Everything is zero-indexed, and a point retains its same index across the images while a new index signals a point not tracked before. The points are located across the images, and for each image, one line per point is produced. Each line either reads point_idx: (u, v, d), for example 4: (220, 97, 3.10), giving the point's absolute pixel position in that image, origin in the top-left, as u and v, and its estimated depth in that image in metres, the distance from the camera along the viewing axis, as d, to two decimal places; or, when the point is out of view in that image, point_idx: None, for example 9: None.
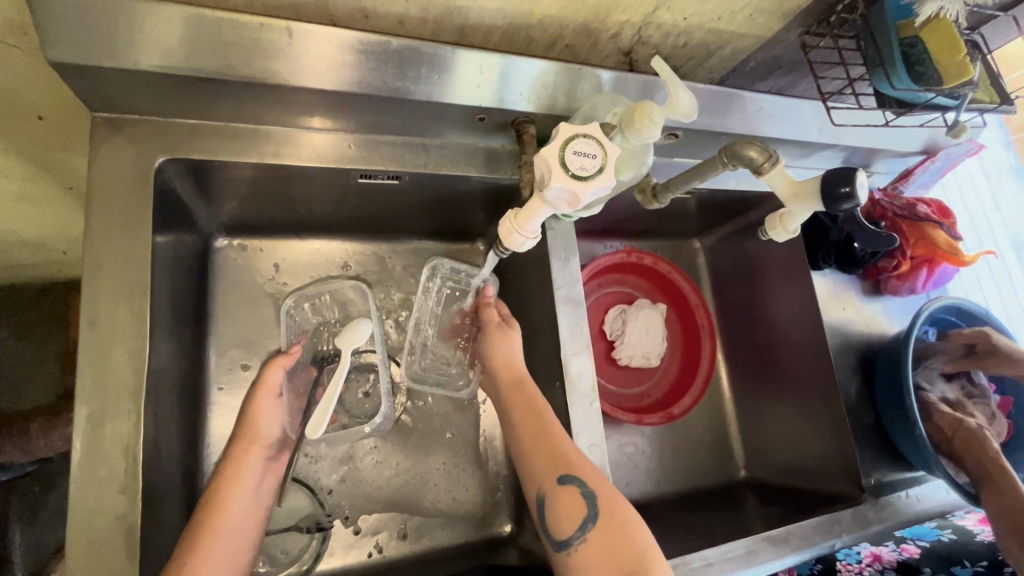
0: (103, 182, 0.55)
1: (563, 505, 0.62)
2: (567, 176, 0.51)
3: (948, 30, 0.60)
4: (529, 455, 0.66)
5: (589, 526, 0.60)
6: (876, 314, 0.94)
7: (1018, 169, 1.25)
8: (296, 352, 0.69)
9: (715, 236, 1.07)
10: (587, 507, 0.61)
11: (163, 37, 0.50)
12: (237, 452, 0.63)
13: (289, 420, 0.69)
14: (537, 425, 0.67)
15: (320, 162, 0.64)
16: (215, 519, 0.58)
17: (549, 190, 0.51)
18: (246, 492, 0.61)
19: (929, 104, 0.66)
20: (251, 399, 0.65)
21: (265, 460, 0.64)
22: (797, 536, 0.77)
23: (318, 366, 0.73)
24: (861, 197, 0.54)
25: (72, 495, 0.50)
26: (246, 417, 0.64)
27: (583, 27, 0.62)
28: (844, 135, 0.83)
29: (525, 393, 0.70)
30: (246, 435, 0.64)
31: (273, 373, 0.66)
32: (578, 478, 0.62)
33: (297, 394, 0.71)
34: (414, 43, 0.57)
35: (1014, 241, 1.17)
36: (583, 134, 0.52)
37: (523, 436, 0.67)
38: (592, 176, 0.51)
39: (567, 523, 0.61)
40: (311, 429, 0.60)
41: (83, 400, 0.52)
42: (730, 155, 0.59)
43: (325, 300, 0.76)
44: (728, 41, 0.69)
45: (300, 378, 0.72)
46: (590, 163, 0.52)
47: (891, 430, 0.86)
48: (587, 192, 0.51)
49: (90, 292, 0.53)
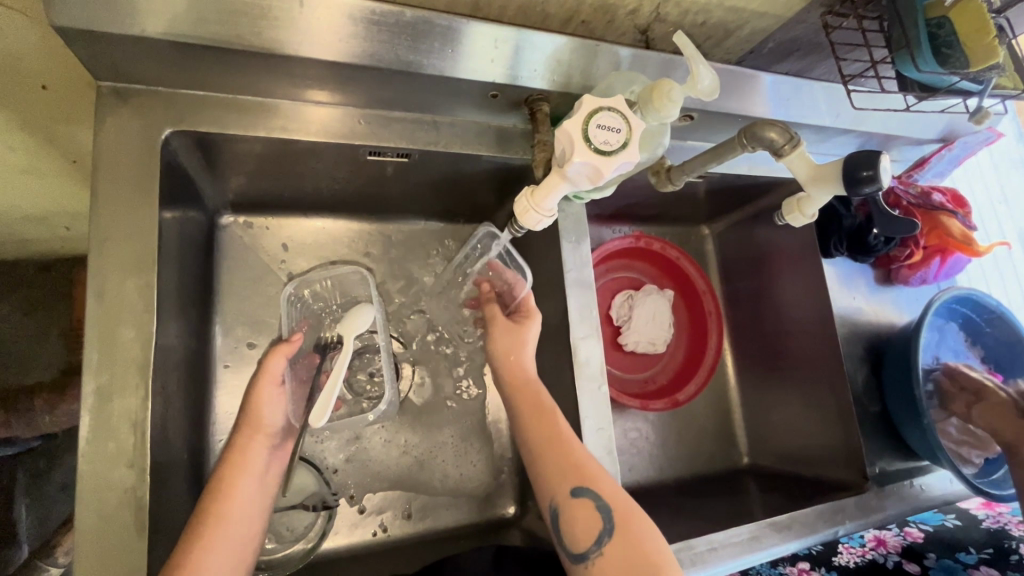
0: (108, 153, 0.54)
1: (577, 519, 0.61)
2: (590, 151, 0.50)
3: (977, 11, 0.58)
4: (543, 465, 0.65)
5: (605, 540, 0.59)
6: (886, 303, 0.93)
7: None
8: (297, 340, 0.66)
9: (724, 223, 1.06)
10: (603, 521, 0.60)
11: (169, 2, 0.49)
12: (241, 439, 0.62)
13: (293, 407, 0.67)
14: (547, 431, 0.66)
15: (328, 137, 0.62)
16: (219, 503, 0.57)
17: (571, 165, 0.50)
18: (256, 476, 0.61)
19: (952, 88, 0.65)
20: (254, 386, 0.64)
21: (269, 448, 0.64)
22: (800, 523, 0.77)
23: (320, 352, 0.72)
24: (883, 181, 0.53)
25: (80, 469, 0.50)
26: (248, 406, 0.63)
27: (602, 2, 0.60)
28: (861, 120, 0.82)
29: (538, 400, 0.68)
30: (249, 421, 0.63)
31: (274, 362, 0.64)
32: (592, 491, 0.62)
33: (300, 380, 0.69)
34: (427, 15, 0.56)
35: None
36: (607, 106, 0.51)
37: (533, 442, 0.66)
38: (615, 151, 0.50)
39: (582, 537, 0.60)
40: (313, 417, 0.59)
41: (90, 374, 0.51)
42: (749, 137, 0.57)
43: (325, 285, 0.74)
44: (748, 20, 0.67)
45: (302, 365, 0.70)
46: (614, 137, 0.50)
47: (898, 420, 0.86)
48: (610, 168, 0.50)
49: (97, 265, 0.52)
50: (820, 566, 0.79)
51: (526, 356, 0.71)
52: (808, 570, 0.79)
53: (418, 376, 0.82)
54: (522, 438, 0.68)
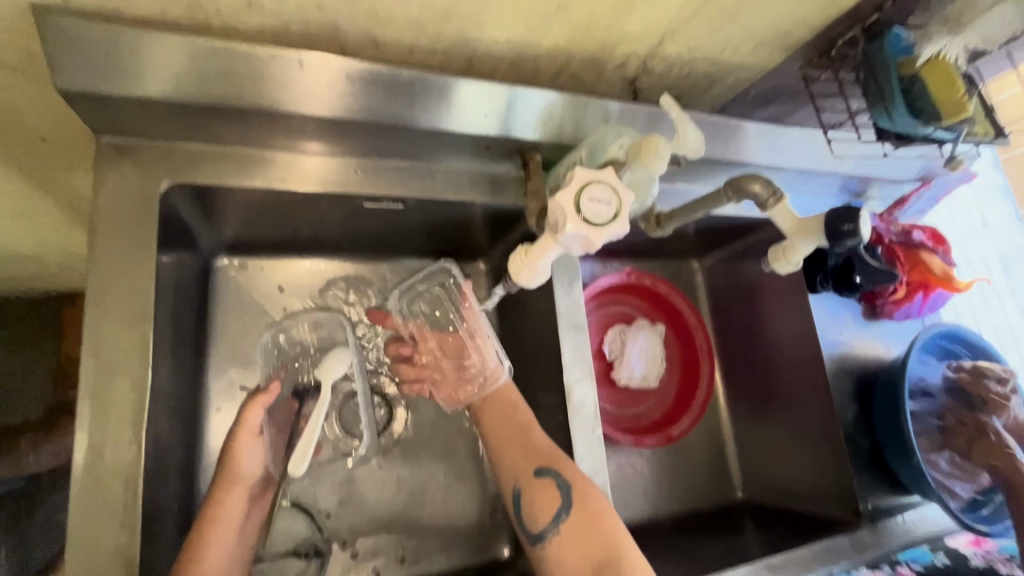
0: (107, 205, 0.55)
1: (539, 499, 0.65)
2: (582, 223, 0.51)
3: (948, 70, 0.61)
4: (509, 458, 0.69)
5: (563, 517, 0.63)
6: (874, 338, 0.95)
7: (1007, 197, 1.28)
8: (274, 389, 0.66)
9: (713, 257, 1.08)
10: (561, 499, 0.64)
11: (172, 65, 0.50)
12: (219, 492, 0.61)
13: (273, 454, 0.66)
14: (514, 422, 0.71)
15: (324, 186, 0.63)
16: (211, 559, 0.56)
17: (565, 234, 0.52)
18: (230, 531, 0.60)
19: (927, 138, 0.67)
20: (230, 438, 0.63)
21: (248, 499, 0.63)
22: (795, 563, 0.77)
23: (299, 398, 0.69)
24: (864, 234, 0.53)
25: (70, 528, 0.49)
26: (225, 458, 0.62)
27: (591, 58, 0.63)
28: (841, 163, 0.85)
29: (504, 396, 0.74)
30: (229, 475, 0.62)
31: (252, 412, 0.63)
32: (554, 470, 0.65)
33: (279, 427, 0.67)
34: (422, 73, 0.57)
35: (1003, 264, 1.20)
36: (599, 179, 0.52)
37: (499, 438, 0.71)
38: (607, 222, 0.52)
39: (542, 515, 0.64)
40: (292, 466, 0.59)
41: (83, 429, 0.51)
42: (734, 189, 0.58)
43: (302, 329, 0.76)
44: (731, 72, 0.70)
45: (280, 413, 0.68)
46: (605, 209, 0.52)
47: (889, 457, 0.86)
48: (602, 238, 0.52)
49: (92, 319, 0.53)
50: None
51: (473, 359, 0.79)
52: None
53: (411, 417, 0.82)
54: (490, 427, 0.73)
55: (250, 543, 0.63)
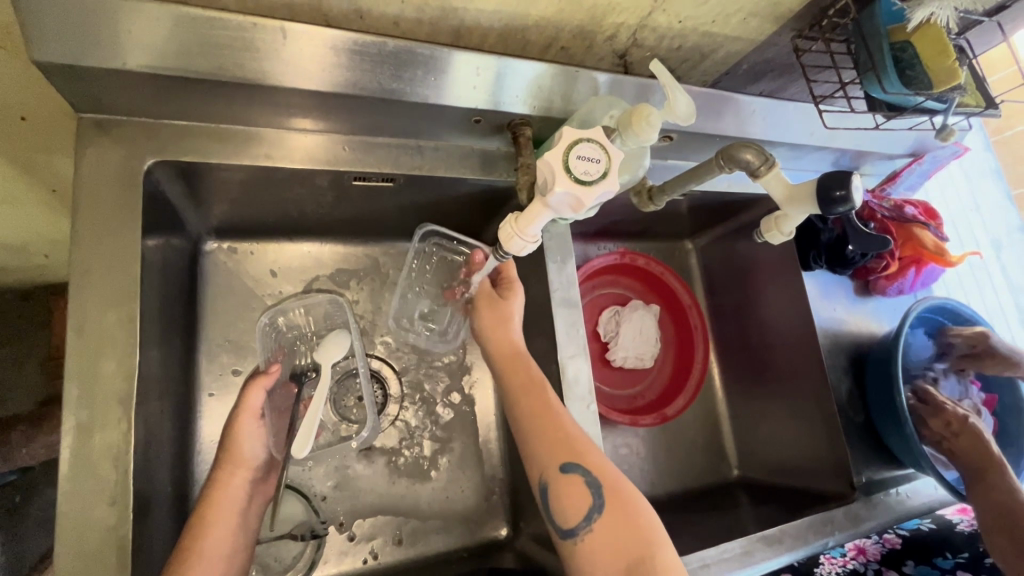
0: (89, 184, 0.54)
1: (567, 494, 0.60)
2: (572, 181, 0.50)
3: (939, 35, 0.60)
4: (533, 443, 0.63)
5: (596, 517, 0.59)
6: (867, 314, 0.95)
7: (997, 173, 1.29)
8: (275, 371, 0.66)
9: (707, 238, 1.08)
10: (592, 498, 0.60)
11: (152, 36, 0.49)
12: (223, 474, 0.61)
13: (274, 439, 0.67)
14: (539, 403, 0.65)
15: (312, 163, 0.63)
16: (197, 543, 0.56)
17: (553, 195, 0.51)
18: (233, 512, 0.60)
19: (918, 108, 0.67)
20: (231, 422, 0.63)
21: (252, 481, 0.63)
22: (790, 535, 0.77)
23: (297, 382, 0.71)
24: (856, 200, 0.52)
25: (59, 509, 0.49)
26: (227, 441, 0.62)
27: (581, 29, 0.62)
28: (833, 137, 0.84)
29: (524, 367, 0.68)
30: (229, 457, 0.61)
31: (254, 395, 0.63)
32: (583, 467, 0.61)
33: (278, 411, 0.69)
34: (409, 45, 0.56)
35: (994, 241, 1.22)
36: (587, 137, 0.52)
37: (522, 418, 0.65)
38: (596, 180, 0.51)
39: (571, 514, 0.59)
40: (296, 449, 0.60)
41: (71, 410, 0.50)
42: (726, 158, 0.57)
43: (298, 314, 0.75)
44: (722, 44, 0.70)
45: (279, 395, 0.69)
46: (595, 167, 0.51)
47: (882, 429, 0.87)
48: (592, 197, 0.51)
49: (77, 298, 0.52)
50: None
51: (512, 329, 0.70)
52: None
53: (407, 401, 0.81)
54: (512, 413, 0.66)
55: (252, 525, 0.63)
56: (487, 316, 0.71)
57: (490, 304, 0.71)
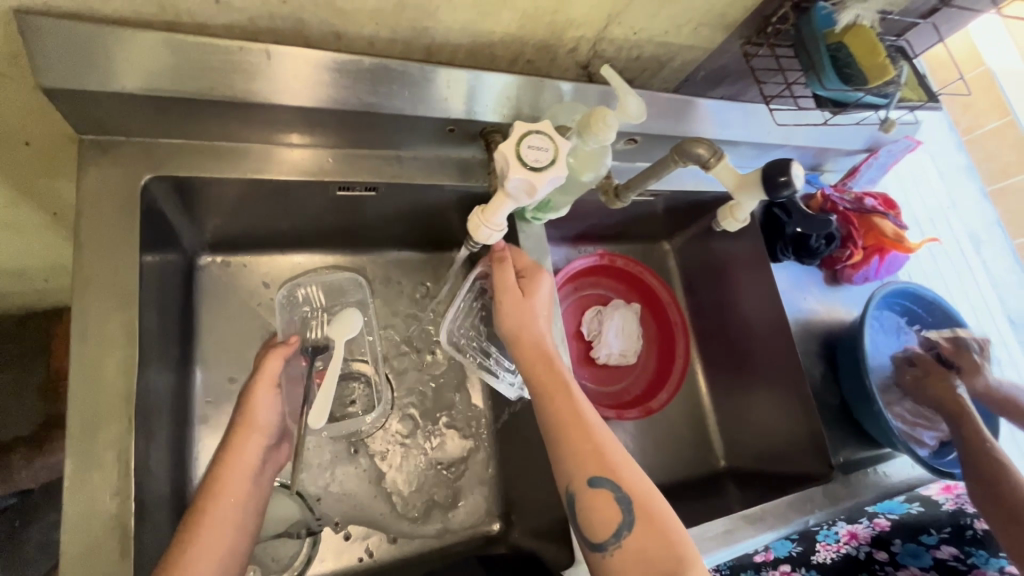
0: (90, 199, 0.58)
1: (596, 509, 0.60)
2: (525, 169, 0.55)
3: (868, 36, 0.67)
4: (563, 453, 0.63)
5: (624, 533, 0.58)
6: (836, 302, 0.99)
7: (972, 170, 1.36)
8: (293, 342, 0.69)
9: (682, 238, 1.12)
10: (622, 512, 0.59)
11: (146, 61, 0.53)
12: (237, 437, 0.62)
13: (289, 406, 0.71)
14: (571, 411, 0.64)
15: (298, 174, 0.67)
16: (211, 512, 0.56)
17: (509, 181, 0.55)
18: (246, 475, 0.60)
19: (860, 103, 0.72)
20: (250, 388, 0.64)
21: (265, 446, 0.64)
22: (772, 514, 0.80)
23: (308, 355, 0.74)
24: (797, 185, 0.56)
25: (65, 502, 0.51)
26: (240, 408, 0.63)
27: (543, 43, 0.67)
28: (790, 135, 0.89)
29: (553, 371, 0.66)
30: (243, 421, 0.62)
31: (273, 362, 0.65)
32: (613, 481, 0.60)
33: (293, 381, 0.72)
34: (385, 62, 0.62)
35: (972, 235, 1.28)
36: (536, 130, 0.57)
37: (552, 427, 0.64)
38: (546, 167, 0.56)
39: (601, 528, 0.59)
40: (313, 420, 0.64)
41: (74, 409, 0.53)
42: (680, 153, 0.62)
43: (313, 290, 0.78)
44: (678, 53, 0.76)
45: (291, 367, 0.72)
46: (544, 155, 0.56)
47: (857, 411, 0.91)
48: (542, 182, 0.55)
49: (81, 305, 0.55)
50: (800, 566, 0.86)
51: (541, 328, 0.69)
52: (790, 571, 0.85)
53: (397, 402, 0.84)
54: (541, 419, 0.65)
55: (264, 490, 0.63)
56: (511, 319, 0.69)
57: (512, 306, 0.69)
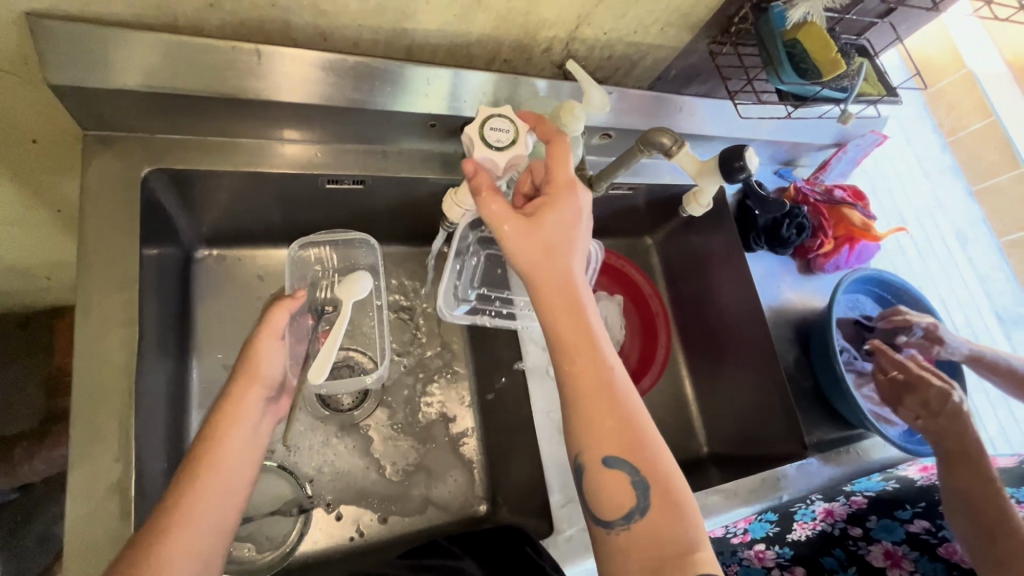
0: (94, 190, 0.62)
1: (607, 488, 0.54)
2: (489, 149, 0.60)
3: (821, 33, 0.70)
4: (580, 421, 0.55)
5: (636, 518, 0.53)
6: (810, 291, 1.03)
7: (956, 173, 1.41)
8: (301, 296, 0.66)
9: (663, 233, 1.16)
10: (636, 498, 0.53)
11: (146, 59, 0.58)
12: (238, 388, 0.62)
13: (291, 363, 0.72)
14: (597, 376, 0.56)
15: (289, 168, 0.71)
16: (213, 453, 0.58)
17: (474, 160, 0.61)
18: (250, 423, 0.62)
19: (818, 96, 0.76)
20: (253, 338, 0.64)
21: (265, 399, 0.64)
22: (745, 489, 0.84)
23: (315, 314, 0.76)
24: (752, 169, 0.61)
25: (70, 466, 0.55)
26: (247, 356, 0.63)
27: (518, 43, 0.72)
28: (757, 128, 0.93)
29: (576, 317, 0.57)
30: (246, 372, 0.63)
31: (279, 315, 0.65)
32: (631, 463, 0.54)
33: (298, 339, 0.73)
34: (369, 60, 0.66)
35: (960, 234, 1.32)
36: (498, 113, 0.62)
37: (572, 391, 0.56)
38: (507, 147, 0.61)
39: (610, 507, 0.54)
40: (314, 374, 0.63)
41: (78, 382, 0.57)
42: (645, 143, 0.66)
43: (324, 250, 0.80)
44: (648, 52, 0.80)
45: (297, 323, 0.74)
46: (505, 136, 0.61)
47: (829, 394, 0.94)
48: (505, 161, 0.61)
49: (85, 287, 0.59)
50: (775, 544, 0.89)
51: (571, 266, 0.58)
52: (765, 550, 0.88)
53: (386, 388, 0.87)
54: (558, 378, 0.57)
55: (266, 436, 0.64)
56: (523, 248, 0.57)
57: (524, 230, 0.57)
